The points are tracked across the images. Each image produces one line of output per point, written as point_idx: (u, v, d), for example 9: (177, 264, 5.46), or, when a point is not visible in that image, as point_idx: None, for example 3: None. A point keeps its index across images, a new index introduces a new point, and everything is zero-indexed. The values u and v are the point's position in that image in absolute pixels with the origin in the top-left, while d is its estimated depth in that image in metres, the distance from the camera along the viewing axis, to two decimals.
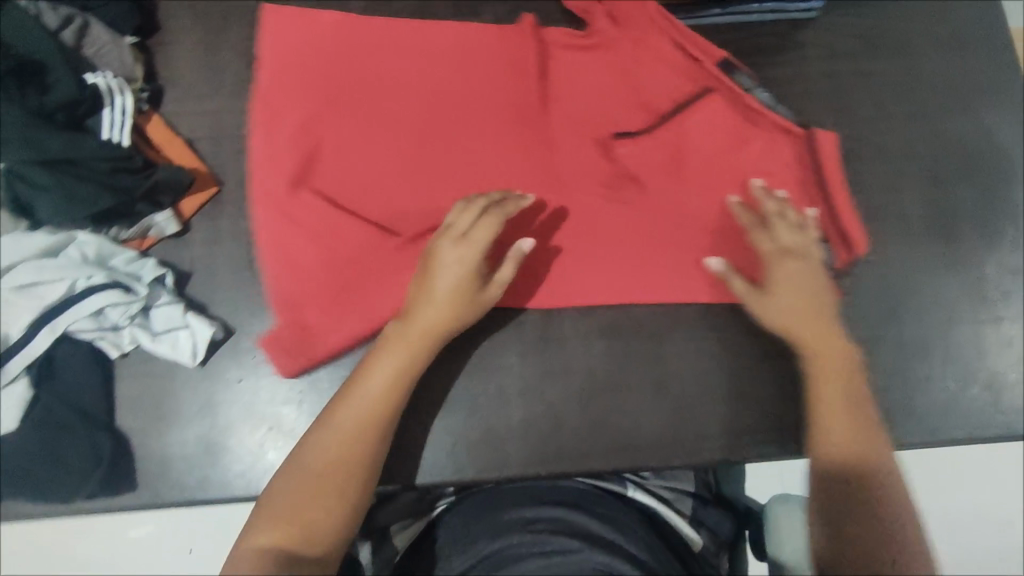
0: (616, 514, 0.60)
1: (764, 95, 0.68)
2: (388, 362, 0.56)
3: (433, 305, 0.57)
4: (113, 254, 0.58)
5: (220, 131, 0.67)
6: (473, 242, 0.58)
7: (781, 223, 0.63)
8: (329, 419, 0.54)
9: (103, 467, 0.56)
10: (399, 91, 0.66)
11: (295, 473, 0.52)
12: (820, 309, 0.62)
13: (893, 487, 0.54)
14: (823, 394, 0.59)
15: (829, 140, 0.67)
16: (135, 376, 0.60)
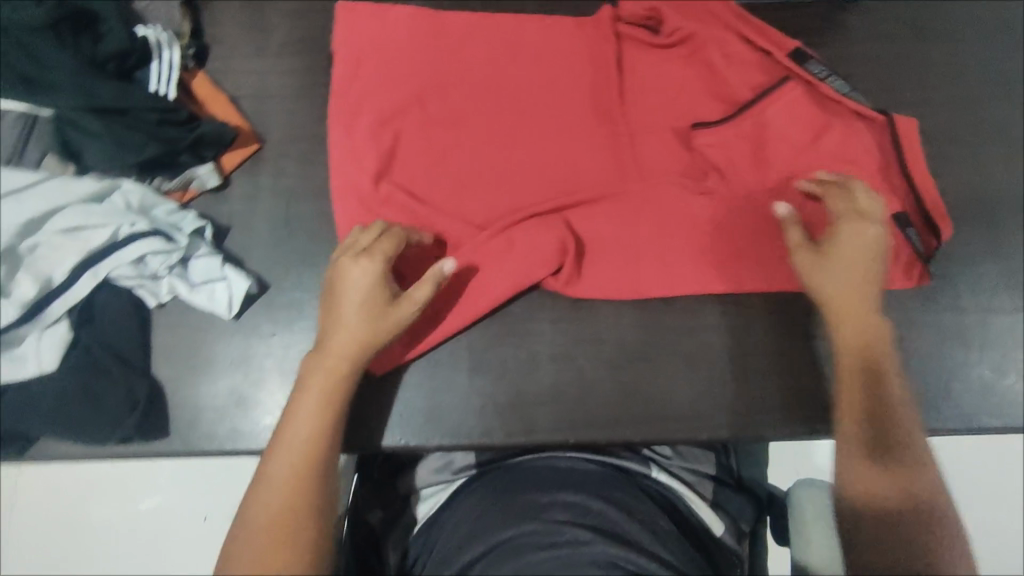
0: (639, 507, 0.56)
1: (839, 83, 0.66)
2: (308, 391, 0.52)
3: (342, 327, 0.54)
4: (156, 204, 0.59)
5: (263, 89, 0.68)
6: (376, 258, 0.55)
7: (857, 187, 0.60)
8: (264, 471, 0.50)
9: (137, 412, 0.57)
10: (456, 64, 0.67)
11: (244, 537, 0.48)
12: (870, 287, 0.58)
13: (934, 500, 0.50)
14: (857, 392, 0.54)
15: (912, 127, 0.66)
16: (172, 325, 0.61)
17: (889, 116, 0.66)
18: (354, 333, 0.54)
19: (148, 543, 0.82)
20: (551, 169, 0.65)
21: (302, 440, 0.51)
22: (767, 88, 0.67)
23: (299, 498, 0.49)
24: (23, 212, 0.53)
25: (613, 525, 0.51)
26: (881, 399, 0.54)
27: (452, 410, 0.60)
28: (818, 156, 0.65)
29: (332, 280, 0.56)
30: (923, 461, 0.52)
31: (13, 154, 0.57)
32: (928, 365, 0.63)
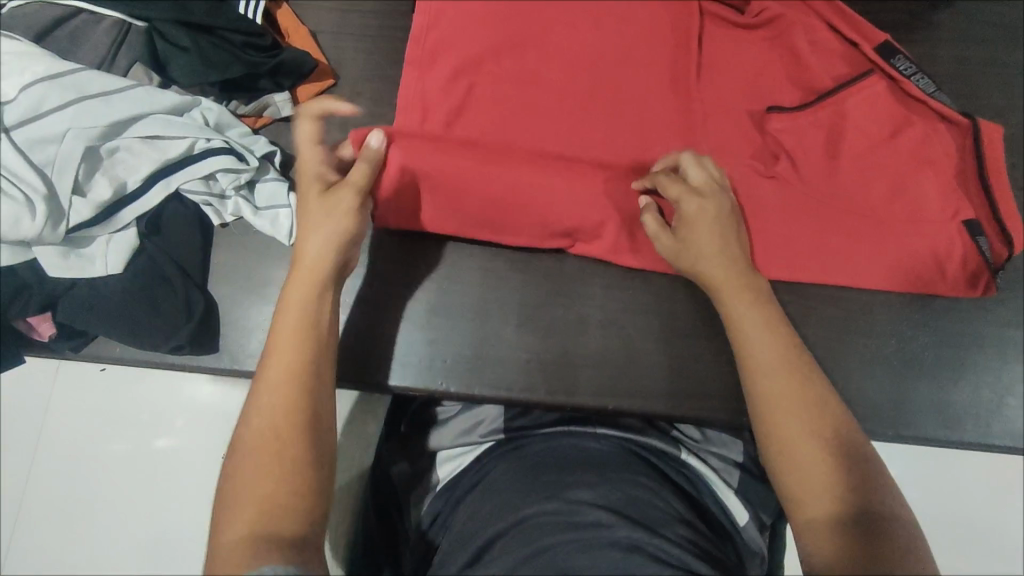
0: (667, 494, 0.52)
1: (925, 81, 0.63)
2: (289, 309, 0.50)
3: (312, 226, 0.53)
4: (231, 124, 0.60)
5: (343, 27, 0.68)
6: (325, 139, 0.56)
7: (688, 156, 0.59)
8: (255, 391, 0.47)
9: (193, 323, 0.58)
10: (535, 18, 0.66)
11: (241, 455, 0.45)
12: (735, 259, 0.57)
13: (874, 485, 0.47)
14: (768, 389, 0.51)
15: (997, 134, 0.62)
16: (234, 246, 0.63)
17: (975, 120, 0.62)
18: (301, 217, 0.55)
19: (165, 472, 0.81)
20: (620, 135, 0.64)
21: (286, 364, 0.48)
22: (850, 78, 0.64)
23: (295, 413, 0.46)
24: (111, 115, 0.54)
25: (636, 511, 0.48)
26: (796, 387, 0.51)
27: (496, 362, 0.60)
28: (895, 155, 0.62)
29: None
30: (857, 440, 0.49)
31: (103, 60, 0.58)
32: (982, 377, 0.61)
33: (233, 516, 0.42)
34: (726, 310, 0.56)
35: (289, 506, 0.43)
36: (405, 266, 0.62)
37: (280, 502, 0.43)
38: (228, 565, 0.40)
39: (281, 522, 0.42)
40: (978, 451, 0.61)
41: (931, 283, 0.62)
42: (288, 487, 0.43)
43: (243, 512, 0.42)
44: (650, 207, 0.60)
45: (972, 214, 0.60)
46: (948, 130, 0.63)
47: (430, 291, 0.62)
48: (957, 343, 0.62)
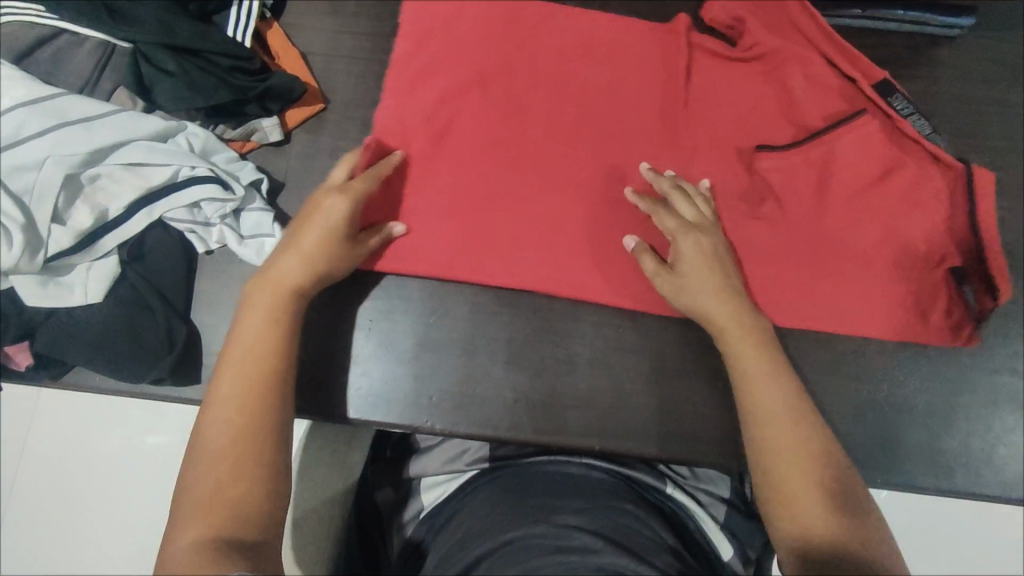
0: (655, 525, 0.51)
1: (920, 123, 0.62)
2: (252, 343, 0.49)
3: (318, 220, 0.53)
4: (216, 150, 0.59)
5: (334, 49, 0.67)
6: (364, 177, 0.56)
7: (678, 197, 0.59)
8: (214, 394, 0.46)
9: (175, 353, 0.57)
10: (528, 49, 0.66)
11: (197, 466, 0.43)
12: (738, 303, 0.56)
13: (874, 542, 0.44)
14: (767, 437, 0.50)
15: (989, 181, 0.59)
16: (217, 274, 0.62)
17: (966, 163, 0.60)
18: (326, 250, 0.53)
19: (146, 489, 0.80)
20: (613, 169, 0.63)
21: (245, 373, 0.47)
22: (843, 116, 0.63)
23: (254, 416, 0.45)
24: (93, 141, 0.53)
25: (622, 537, 0.47)
26: (795, 436, 0.49)
27: (482, 400, 0.59)
28: (881, 197, 0.61)
29: (298, 219, 0.55)
30: (856, 495, 0.47)
31: (87, 82, 0.56)
32: (974, 425, 0.61)
33: (186, 522, 0.40)
34: (730, 355, 0.54)
35: (248, 511, 0.42)
36: (391, 299, 0.61)
37: (235, 506, 0.41)
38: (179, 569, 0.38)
39: (242, 527, 0.41)
40: (963, 498, 0.60)
41: (920, 331, 0.61)
42: (254, 491, 0.43)
43: (198, 517, 0.41)
44: (644, 248, 0.59)
45: (955, 262, 0.60)
46: (942, 173, 0.61)
47: (417, 323, 0.61)
48: (950, 390, 0.61)
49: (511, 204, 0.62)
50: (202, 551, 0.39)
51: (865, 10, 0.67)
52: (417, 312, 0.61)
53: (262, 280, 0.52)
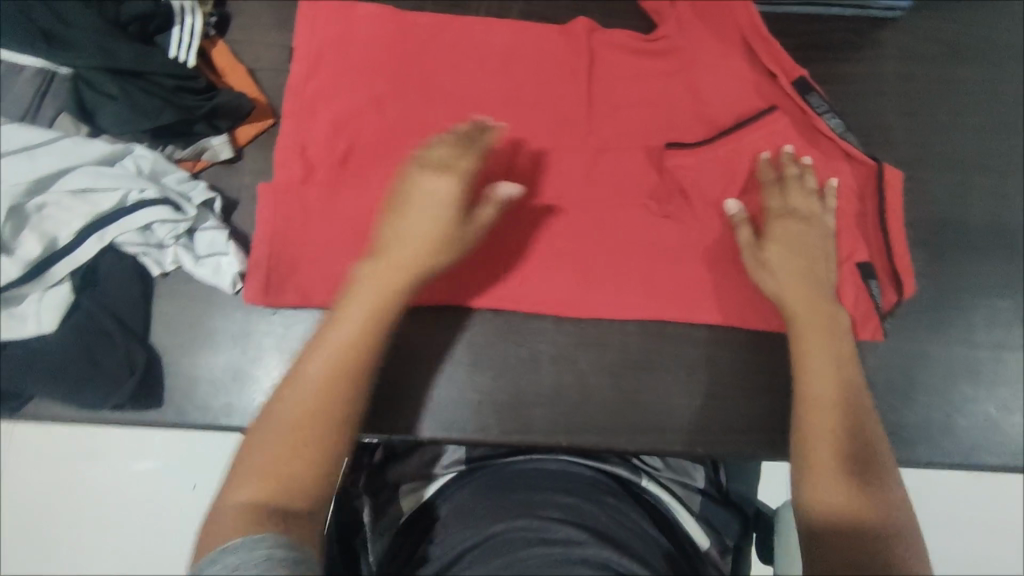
0: (634, 516, 0.53)
1: (835, 121, 0.64)
2: (348, 323, 0.51)
3: (419, 199, 0.55)
4: (167, 171, 0.58)
5: (282, 63, 0.67)
6: (459, 145, 0.56)
7: (796, 182, 0.60)
8: (306, 361, 0.50)
9: (135, 376, 0.56)
10: (475, 54, 0.66)
11: (275, 422, 0.46)
12: (822, 300, 0.57)
13: (903, 546, 0.44)
14: (819, 428, 0.51)
15: (898, 181, 0.63)
16: (174, 295, 0.60)
17: (879, 163, 0.63)
18: (436, 230, 0.55)
19: (128, 510, 0.80)
20: (565, 167, 0.64)
21: (344, 344, 0.50)
22: (755, 114, 0.64)
23: (337, 391, 0.48)
24: (36, 170, 0.53)
25: (605, 529, 0.48)
26: (845, 420, 0.51)
27: (448, 404, 0.60)
28: None
29: (396, 198, 0.56)
30: (892, 500, 0.47)
31: (27, 111, 0.57)
32: (933, 397, 0.62)
33: (244, 482, 0.43)
34: (798, 344, 0.55)
35: (303, 482, 0.44)
36: None
37: (292, 475, 0.44)
38: (227, 527, 0.40)
39: (290, 498, 0.43)
40: (924, 470, 0.61)
41: (868, 312, 0.61)
42: (304, 469, 0.44)
43: (255, 479, 0.43)
44: (744, 219, 0.59)
45: (865, 256, 0.62)
46: (855, 169, 0.64)
47: None
48: (907, 365, 0.62)
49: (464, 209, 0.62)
50: (252, 512, 0.41)
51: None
52: None
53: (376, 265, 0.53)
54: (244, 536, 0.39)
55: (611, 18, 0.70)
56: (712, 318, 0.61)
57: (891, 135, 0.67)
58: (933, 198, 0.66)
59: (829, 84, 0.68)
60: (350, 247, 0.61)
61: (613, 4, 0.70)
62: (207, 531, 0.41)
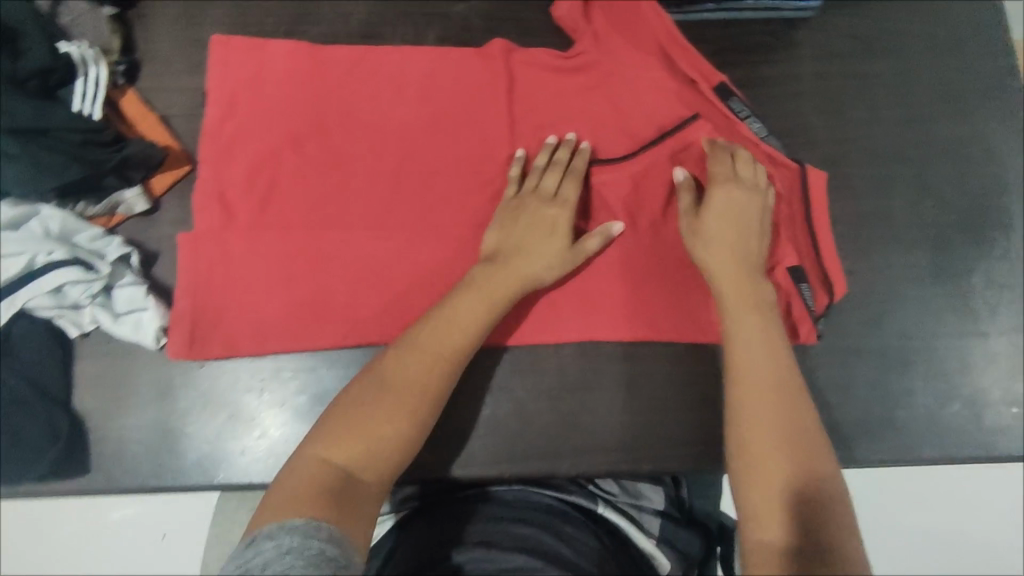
0: (580, 530, 0.56)
1: (757, 125, 0.65)
2: (449, 326, 0.54)
3: (539, 214, 0.59)
4: (78, 229, 0.57)
5: (196, 107, 0.65)
6: (573, 175, 0.61)
7: (742, 159, 0.62)
8: (406, 344, 0.54)
9: (59, 445, 0.55)
10: (392, 83, 0.65)
11: (369, 390, 0.51)
12: (746, 274, 0.57)
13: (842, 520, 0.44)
14: (749, 405, 0.50)
15: (822, 180, 0.64)
16: (96, 356, 0.59)
17: (803, 164, 0.64)
18: (551, 250, 0.58)
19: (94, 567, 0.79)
20: (489, 193, 0.63)
21: (452, 336, 0.54)
22: (677, 124, 0.65)
23: (429, 387, 0.52)
24: None
25: (556, 550, 0.51)
26: (788, 405, 0.50)
27: None
28: None
29: (512, 208, 0.60)
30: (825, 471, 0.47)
31: None
32: (871, 394, 0.62)
33: (329, 441, 0.48)
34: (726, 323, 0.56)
35: (379, 461, 0.48)
36: (281, 357, 0.60)
37: (372, 453, 0.48)
38: (299, 484, 0.45)
39: (364, 469, 0.47)
40: (869, 468, 0.62)
41: (801, 316, 0.61)
42: (388, 450, 0.49)
43: (339, 445, 0.48)
44: (687, 187, 0.61)
45: (795, 260, 0.62)
46: (780, 172, 0.64)
47: (307, 380, 0.60)
48: (841, 362, 0.63)
49: (390, 243, 0.61)
50: (324, 475, 0.46)
51: (719, 4, 0.68)
52: (307, 365, 0.60)
53: (488, 269, 0.57)
54: (304, 519, 0.42)
55: (529, 37, 0.69)
56: (648, 332, 0.61)
57: (813, 134, 0.68)
58: (857, 195, 0.67)
59: (748, 88, 0.69)
60: (274, 292, 0.60)
61: (530, 23, 0.69)
62: (284, 476, 0.46)
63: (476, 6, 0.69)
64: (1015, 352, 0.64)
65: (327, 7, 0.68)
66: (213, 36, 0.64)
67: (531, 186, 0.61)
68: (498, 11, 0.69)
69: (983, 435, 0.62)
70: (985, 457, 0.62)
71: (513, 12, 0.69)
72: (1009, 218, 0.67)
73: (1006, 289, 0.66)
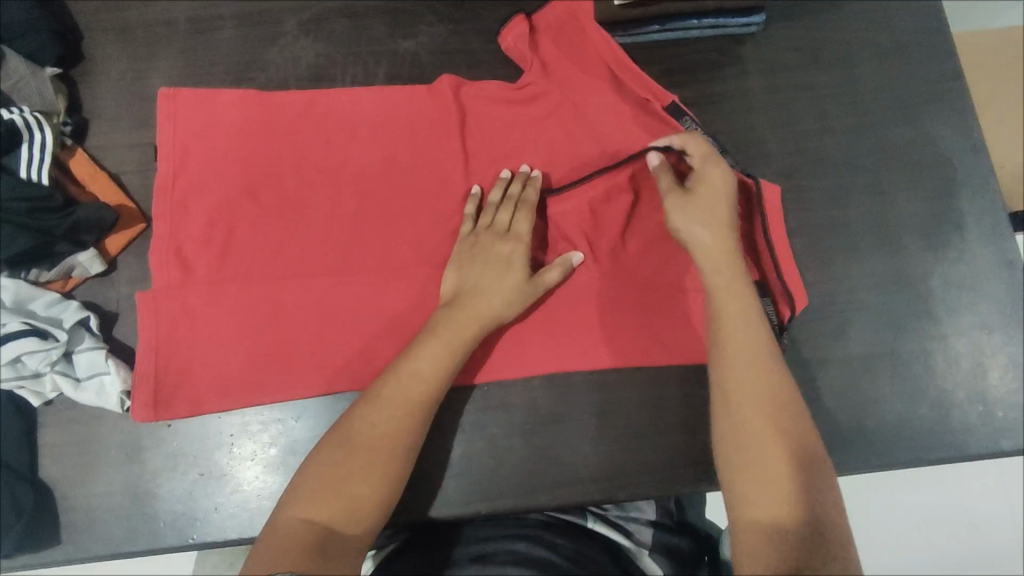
0: (582, 549, 0.54)
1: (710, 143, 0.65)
2: (411, 374, 0.54)
3: (495, 253, 0.60)
4: (33, 297, 0.57)
5: (147, 163, 0.65)
6: (523, 207, 0.62)
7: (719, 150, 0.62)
8: (372, 395, 0.54)
9: (24, 519, 0.54)
10: (344, 125, 0.65)
11: (341, 444, 0.51)
12: (727, 246, 0.59)
13: (818, 493, 0.49)
14: (737, 387, 0.54)
15: (776, 194, 0.65)
16: (59, 424, 0.58)
17: (758, 179, 0.65)
18: (511, 288, 0.58)
19: None
20: (447, 230, 0.64)
21: (417, 380, 0.54)
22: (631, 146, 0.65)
23: (399, 436, 0.52)
24: None
25: (548, 557, 0.50)
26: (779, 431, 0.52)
27: None
28: None
29: (467, 249, 0.60)
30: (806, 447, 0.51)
31: None
32: (839, 402, 0.63)
33: (307, 499, 0.49)
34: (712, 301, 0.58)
35: (359, 514, 0.49)
36: (249, 411, 0.60)
37: (351, 507, 0.49)
38: (286, 545, 0.46)
39: (345, 524, 0.49)
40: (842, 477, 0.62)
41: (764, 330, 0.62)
42: (368, 502, 0.50)
43: (319, 502, 0.49)
44: (665, 169, 0.62)
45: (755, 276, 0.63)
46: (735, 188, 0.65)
47: (277, 432, 0.60)
48: (807, 374, 0.64)
49: (352, 288, 0.61)
50: (306, 535, 0.47)
51: (663, 26, 0.69)
52: (277, 416, 0.60)
53: (447, 313, 0.57)
54: None
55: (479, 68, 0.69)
56: (615, 359, 0.61)
57: (765, 149, 0.69)
58: (812, 206, 0.68)
59: (700, 107, 0.70)
60: (238, 346, 0.59)
61: (479, 55, 0.69)
62: (268, 537, 0.47)
63: (424, 42, 0.69)
64: (977, 351, 0.65)
65: (274, 53, 0.68)
66: (160, 91, 0.64)
67: (486, 223, 0.61)
68: (446, 46, 0.69)
69: (952, 436, 0.63)
70: (957, 457, 0.63)
71: (461, 45, 0.70)
72: (963, 218, 0.68)
73: (964, 288, 0.67)
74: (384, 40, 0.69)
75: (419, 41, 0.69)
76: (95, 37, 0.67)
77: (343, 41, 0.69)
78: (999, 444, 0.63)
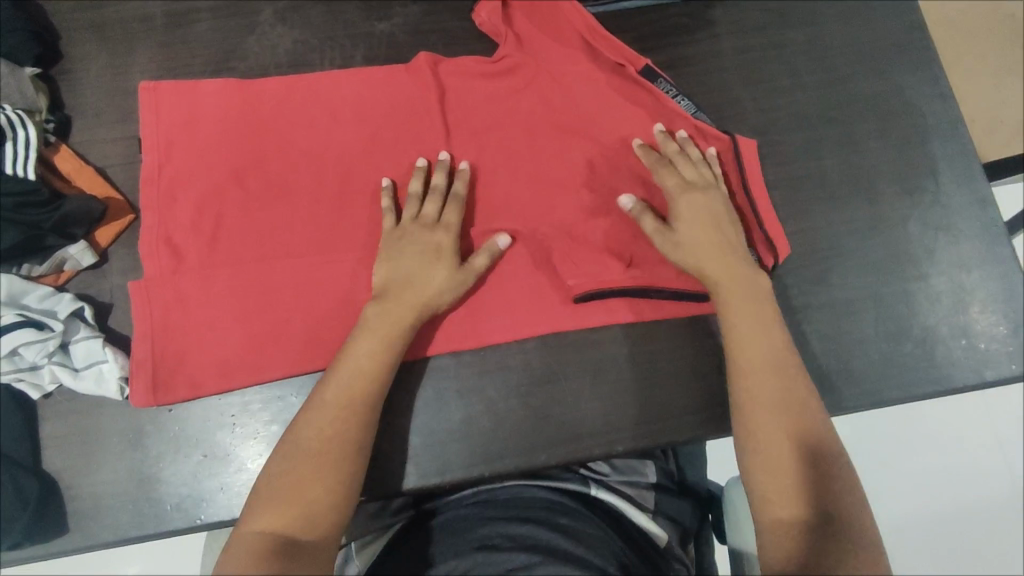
0: (589, 523, 0.54)
1: (685, 103, 0.67)
2: (352, 372, 0.55)
3: (411, 244, 0.60)
4: (25, 291, 0.57)
5: (132, 155, 0.65)
6: (438, 197, 0.62)
7: (682, 157, 0.64)
8: (315, 399, 0.54)
9: (30, 509, 0.54)
10: (325, 107, 0.66)
11: (291, 452, 0.51)
12: (736, 271, 0.60)
13: (829, 482, 0.51)
14: (748, 384, 0.55)
15: (751, 150, 0.67)
16: (59, 415, 0.58)
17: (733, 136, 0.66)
18: (438, 271, 0.59)
19: None
20: None
21: (351, 380, 0.54)
22: (609, 113, 0.67)
23: (347, 436, 0.52)
24: None
25: (550, 540, 0.49)
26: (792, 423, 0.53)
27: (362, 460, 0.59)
28: None
29: (390, 245, 0.60)
30: (826, 441, 0.53)
31: None
32: (829, 344, 0.64)
33: (262, 510, 0.49)
34: (722, 309, 0.59)
35: (315, 519, 0.49)
36: (249, 391, 0.60)
37: (305, 513, 0.49)
38: (248, 555, 0.46)
39: (304, 530, 0.48)
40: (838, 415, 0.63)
41: None
42: (326, 503, 0.50)
43: (274, 511, 0.49)
44: (643, 208, 0.62)
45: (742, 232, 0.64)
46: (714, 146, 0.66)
47: (277, 411, 0.60)
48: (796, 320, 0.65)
49: (343, 265, 0.62)
50: (263, 543, 0.47)
51: None
52: (276, 394, 0.61)
53: (381, 306, 0.57)
54: None
55: (456, 45, 0.71)
56: (605, 317, 0.63)
57: (741, 107, 0.70)
58: (789, 160, 0.69)
59: (674, 70, 0.71)
60: (232, 329, 0.60)
61: (455, 32, 0.71)
62: (226, 555, 0.47)
63: (400, 23, 0.70)
64: (957, 288, 0.67)
65: (252, 41, 0.69)
66: (141, 84, 0.65)
67: (411, 215, 0.61)
68: (422, 25, 0.71)
69: (937, 371, 0.65)
70: (943, 390, 0.64)
71: (437, 24, 0.71)
72: (936, 163, 0.70)
73: (941, 229, 0.68)
74: (361, 23, 0.70)
75: (395, 21, 0.70)
76: (72, 34, 0.67)
77: (321, 26, 0.70)
78: (984, 375, 0.65)
